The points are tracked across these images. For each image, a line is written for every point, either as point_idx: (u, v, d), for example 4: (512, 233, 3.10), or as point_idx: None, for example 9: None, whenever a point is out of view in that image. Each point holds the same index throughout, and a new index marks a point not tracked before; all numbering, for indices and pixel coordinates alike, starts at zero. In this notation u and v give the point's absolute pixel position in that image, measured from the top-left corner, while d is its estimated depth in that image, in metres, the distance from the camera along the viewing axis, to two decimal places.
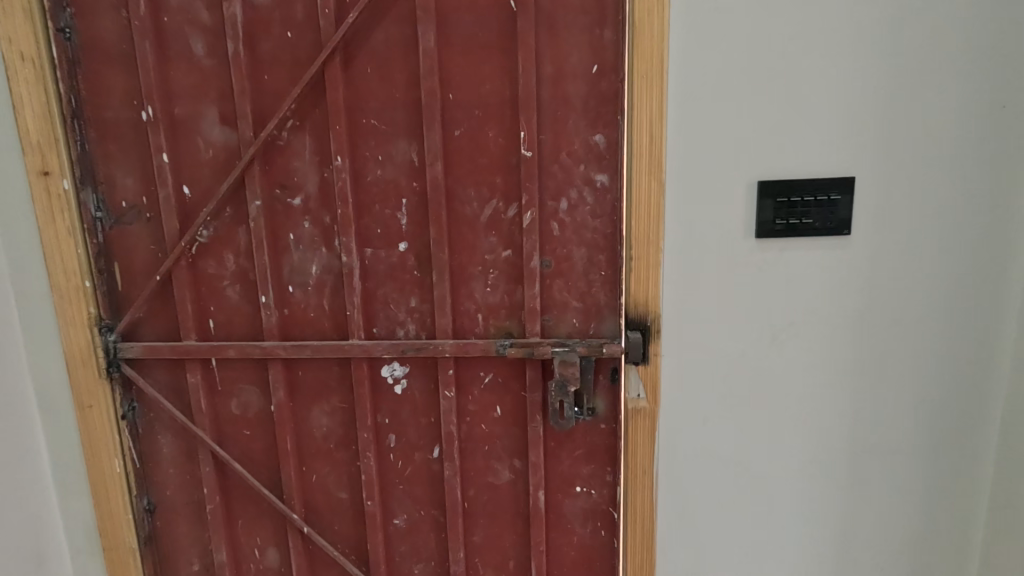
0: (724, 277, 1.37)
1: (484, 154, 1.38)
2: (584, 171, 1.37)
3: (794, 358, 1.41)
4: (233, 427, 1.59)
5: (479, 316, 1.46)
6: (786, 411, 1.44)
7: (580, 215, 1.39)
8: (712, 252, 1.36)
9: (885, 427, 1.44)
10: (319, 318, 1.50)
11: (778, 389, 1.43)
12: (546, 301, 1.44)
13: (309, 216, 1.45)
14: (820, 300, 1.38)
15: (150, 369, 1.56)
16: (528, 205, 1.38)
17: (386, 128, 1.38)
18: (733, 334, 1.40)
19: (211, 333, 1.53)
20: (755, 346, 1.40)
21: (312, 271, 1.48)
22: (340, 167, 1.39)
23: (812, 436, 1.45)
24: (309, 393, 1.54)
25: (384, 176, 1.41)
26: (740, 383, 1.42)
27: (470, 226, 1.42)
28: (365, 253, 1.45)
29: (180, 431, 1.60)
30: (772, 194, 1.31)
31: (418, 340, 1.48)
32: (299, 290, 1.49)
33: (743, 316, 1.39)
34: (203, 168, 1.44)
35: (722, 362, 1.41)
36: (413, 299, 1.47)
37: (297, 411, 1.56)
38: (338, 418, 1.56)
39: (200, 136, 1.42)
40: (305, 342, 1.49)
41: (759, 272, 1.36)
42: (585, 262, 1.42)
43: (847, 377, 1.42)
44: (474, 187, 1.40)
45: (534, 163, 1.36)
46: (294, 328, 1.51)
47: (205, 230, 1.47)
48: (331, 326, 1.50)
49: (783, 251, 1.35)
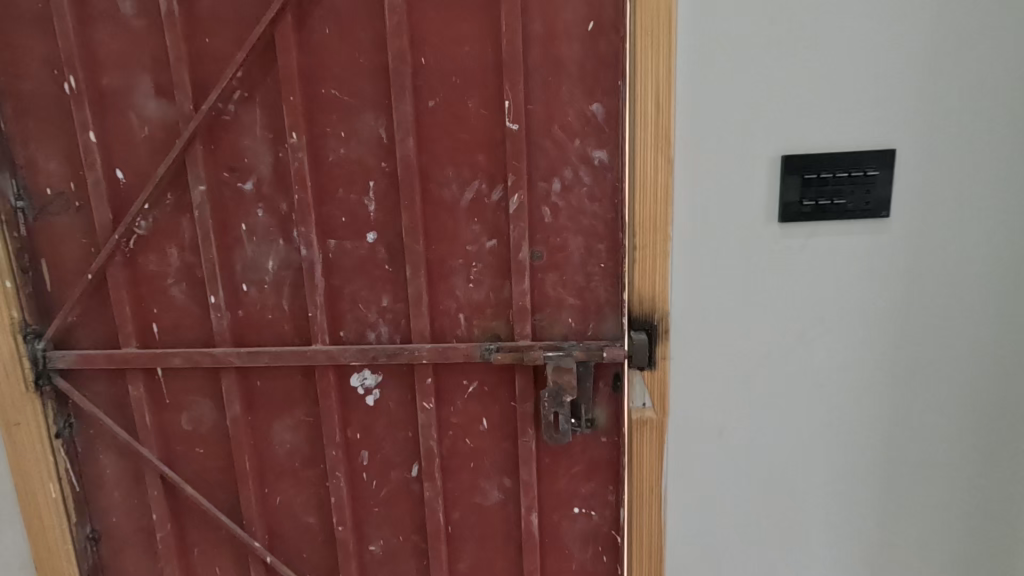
0: (743, 268, 1.18)
1: (463, 128, 1.18)
2: (579, 147, 1.18)
3: (823, 359, 1.23)
4: (184, 445, 1.40)
5: (461, 316, 1.28)
6: (813, 420, 1.26)
7: (576, 199, 1.21)
8: (729, 239, 1.17)
9: (922, 435, 1.27)
10: (278, 321, 1.31)
11: (803, 395, 1.25)
12: (538, 298, 1.25)
13: (263, 202, 1.25)
14: (852, 293, 1.20)
15: (87, 381, 1.36)
16: (515, 187, 1.19)
17: (349, 99, 1.18)
18: (753, 333, 1.22)
19: (154, 338, 1.33)
20: (778, 347, 1.22)
21: (269, 267, 1.28)
22: (296, 146, 1.19)
23: (842, 447, 1.28)
24: (269, 406, 1.35)
25: (349, 156, 1.21)
26: (760, 389, 1.25)
27: (448, 213, 1.23)
28: (328, 245, 1.26)
29: (124, 450, 1.40)
30: (798, 171, 1.13)
31: (392, 344, 1.29)
32: (255, 288, 1.30)
33: (765, 312, 1.21)
34: (138, 148, 1.24)
35: (740, 365, 1.23)
36: (385, 298, 1.28)
37: (256, 427, 1.37)
38: (303, 433, 1.37)
39: (134, 111, 1.22)
40: (262, 348, 1.30)
41: (783, 261, 1.18)
42: (582, 253, 1.23)
43: (882, 380, 1.24)
44: (452, 167, 1.20)
45: (522, 137, 1.16)
46: (250, 333, 1.32)
47: (143, 220, 1.27)
48: (291, 330, 1.31)
49: (810, 237, 1.17)
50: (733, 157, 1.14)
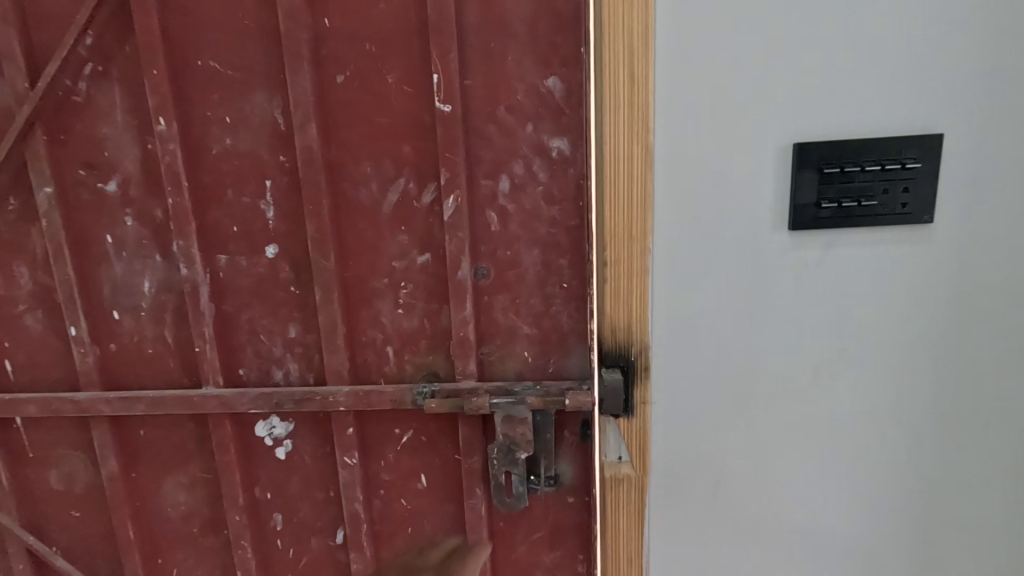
0: (741, 286, 0.92)
1: (382, 111, 0.92)
2: (532, 133, 0.91)
3: (844, 402, 0.96)
4: (55, 507, 1.13)
5: (389, 349, 1.01)
6: (833, 478, 0.99)
7: (530, 201, 0.94)
8: (724, 251, 0.90)
9: (974, 498, 0.99)
10: (160, 357, 1.04)
11: (819, 446, 0.98)
12: (485, 327, 0.99)
13: (131, 208, 0.98)
14: (883, 318, 0.93)
15: None
16: (450, 187, 0.92)
17: (233, 74, 0.91)
18: (755, 368, 0.95)
19: (8, 379, 1.06)
20: (787, 386, 0.96)
21: (144, 290, 1.01)
22: (164, 134, 0.92)
23: (870, 511, 1.01)
24: (156, 461, 1.09)
25: (237, 148, 0.94)
26: (764, 439, 0.98)
27: (368, 220, 0.96)
28: (217, 261, 0.99)
29: None
30: (815, 163, 0.86)
31: (302, 386, 1.02)
32: (129, 317, 1.02)
33: (769, 342, 0.94)
34: None
35: (737, 409, 0.97)
36: (293, 327, 1.01)
37: (141, 487, 1.10)
38: (200, 493, 1.10)
39: None
40: (139, 393, 1.03)
41: (793, 278, 0.91)
42: (539, 270, 0.97)
43: (922, 428, 0.97)
44: (370, 160, 0.94)
45: (456, 122, 0.89)
46: (126, 372, 1.05)
47: None
48: (177, 368, 1.04)
49: (830, 246, 0.90)
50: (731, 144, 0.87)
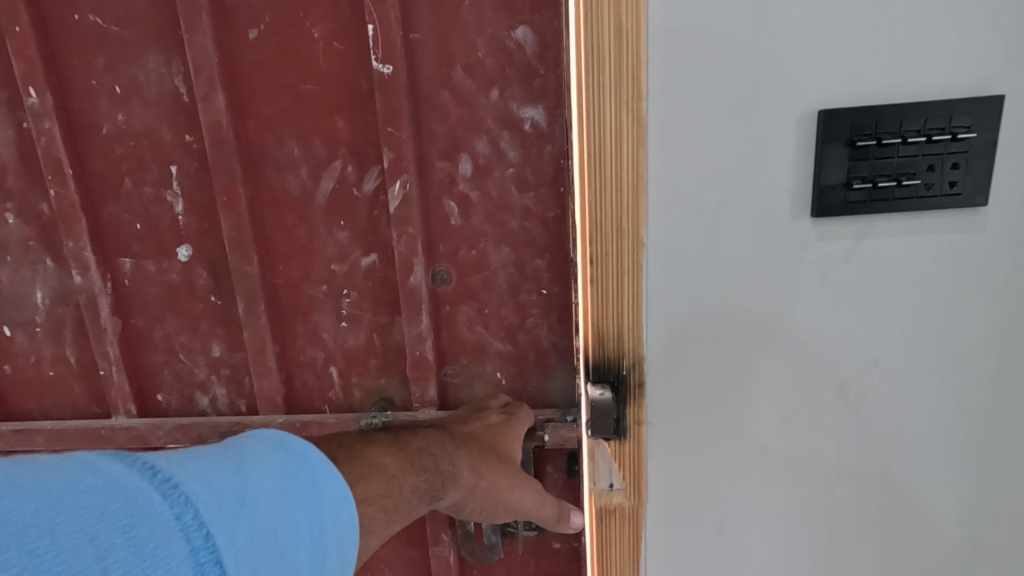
0: (747, 289, 0.71)
1: (307, 75, 0.73)
2: (497, 101, 0.72)
3: (877, 435, 0.75)
4: None
5: (334, 370, 0.84)
6: (858, 527, 0.79)
7: (498, 186, 0.75)
8: (724, 245, 0.69)
9: None
10: (61, 382, 0.87)
11: (843, 488, 0.77)
12: (448, 343, 0.81)
13: (11, 202, 0.79)
14: (931, 330, 0.71)
15: None
16: (395, 170, 0.72)
17: (118, 31, 0.72)
18: (762, 394, 0.75)
19: None
20: (804, 416, 0.75)
21: (36, 302, 0.83)
22: (36, 110, 0.73)
23: (902, 567, 0.80)
24: None
25: (131, 126, 0.76)
26: (774, 480, 0.78)
27: (299, 214, 0.78)
28: (120, 266, 0.81)
29: None
30: (845, 135, 0.64)
31: (230, 416, 0.85)
32: (22, 334, 0.85)
33: (781, 360, 0.73)
34: None
35: (741, 445, 0.76)
36: (215, 345, 0.83)
37: None
38: None
39: None
40: (37, 424, 0.86)
41: (814, 279, 0.70)
42: (512, 273, 0.78)
43: (977, 468, 0.76)
44: (296, 139, 0.75)
45: (398, 87, 0.70)
46: (26, 398, 0.88)
47: None
48: (82, 395, 0.87)
49: (862, 236, 0.68)
50: (739, 109, 0.65)
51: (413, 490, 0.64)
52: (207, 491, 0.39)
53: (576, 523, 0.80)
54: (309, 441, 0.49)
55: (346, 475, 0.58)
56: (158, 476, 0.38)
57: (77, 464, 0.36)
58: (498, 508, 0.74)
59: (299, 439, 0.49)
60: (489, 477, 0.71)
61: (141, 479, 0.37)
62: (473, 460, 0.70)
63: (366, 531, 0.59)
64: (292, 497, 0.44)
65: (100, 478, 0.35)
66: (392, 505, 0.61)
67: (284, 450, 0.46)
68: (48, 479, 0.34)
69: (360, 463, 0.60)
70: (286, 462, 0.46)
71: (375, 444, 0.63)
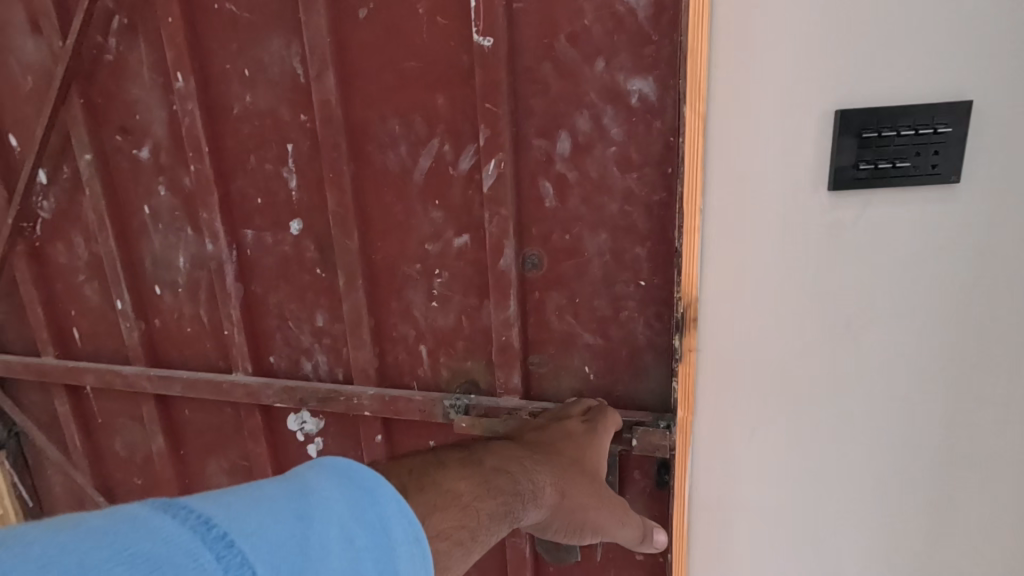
0: (806, 261, 0.62)
1: (411, 51, 0.72)
2: (602, 73, 0.66)
3: (886, 435, 0.66)
4: (121, 472, 1.14)
5: (423, 348, 0.84)
6: (850, 539, 0.70)
7: (598, 166, 0.69)
8: (713, 215, 0.63)
9: None
10: (196, 337, 0.98)
11: (839, 492, 0.68)
12: (535, 330, 0.78)
13: (163, 175, 0.90)
14: (955, 320, 0.61)
15: (24, 390, 1.14)
16: (491, 148, 0.70)
17: (250, 16, 0.78)
18: (790, 380, 0.66)
19: (76, 347, 1.07)
20: (801, 408, 0.67)
21: (179, 265, 0.94)
22: (182, 92, 0.81)
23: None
24: (200, 442, 1.04)
25: (257, 106, 0.81)
26: (792, 478, 0.69)
27: (397, 192, 0.79)
28: (243, 236, 0.88)
29: (64, 473, 1.18)
30: (839, 126, 0.58)
31: (328, 383, 0.89)
32: (168, 292, 0.97)
33: (811, 341, 0.64)
34: (26, 104, 0.94)
35: (728, 436, 0.69)
36: (320, 315, 0.88)
37: (188, 465, 1.07)
38: (241, 480, 1.05)
39: (13, 56, 0.92)
40: (176, 372, 0.98)
41: (811, 252, 0.62)
42: (608, 261, 0.72)
43: (993, 490, 0.65)
44: (398, 116, 0.75)
45: (498, 61, 0.67)
46: (169, 349, 1.00)
47: (46, 200, 0.99)
48: (212, 350, 0.97)
49: (866, 208, 0.60)
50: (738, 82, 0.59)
51: (494, 518, 0.51)
52: (260, 554, 0.33)
53: (663, 542, 0.72)
54: (378, 471, 0.41)
55: (419, 506, 0.46)
56: (207, 535, 0.32)
57: (126, 518, 0.32)
58: (584, 530, 0.65)
59: (368, 472, 0.41)
60: (576, 495, 0.62)
61: (187, 540, 0.32)
62: (555, 474, 0.60)
63: (443, 575, 0.46)
64: (362, 547, 0.37)
65: (145, 540, 0.31)
66: (471, 536, 0.48)
67: (351, 485, 0.39)
68: (91, 536, 0.31)
69: (432, 492, 0.48)
70: (353, 500, 0.38)
71: (448, 466, 0.52)
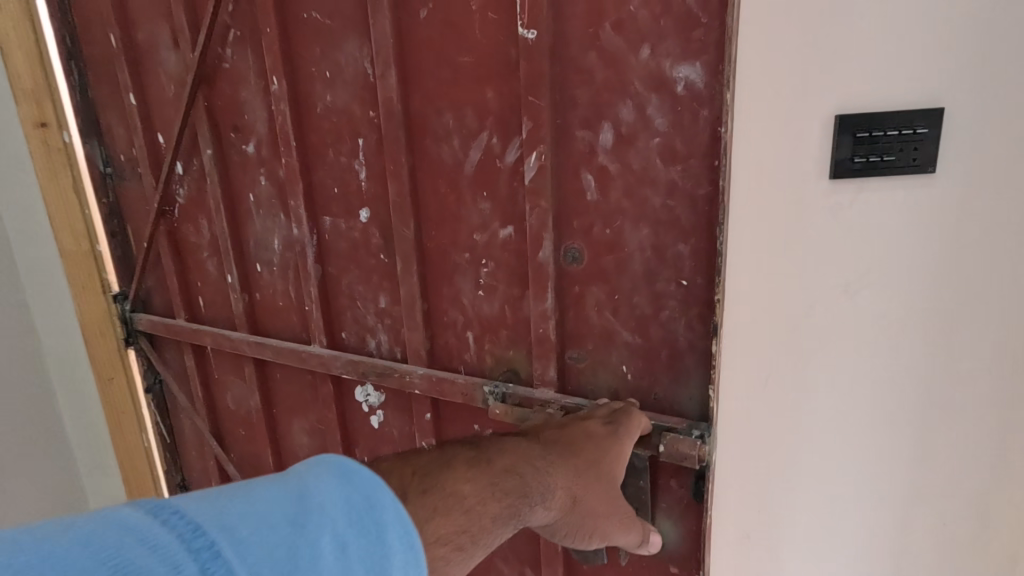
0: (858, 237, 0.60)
1: (465, 47, 0.75)
2: (647, 60, 0.63)
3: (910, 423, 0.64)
4: (230, 422, 1.33)
5: (470, 335, 0.87)
6: (853, 528, 0.68)
7: (640, 159, 0.66)
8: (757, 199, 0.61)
9: None
10: (284, 311, 1.11)
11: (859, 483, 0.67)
12: (572, 324, 0.77)
13: (264, 167, 1.03)
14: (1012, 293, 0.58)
15: (163, 346, 1.38)
16: (532, 140, 0.70)
17: (331, 23, 0.86)
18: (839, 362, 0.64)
19: (200, 313, 1.27)
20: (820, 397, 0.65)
21: (274, 246, 1.07)
22: (277, 95, 0.93)
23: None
24: (287, 404, 1.18)
25: (335, 104, 0.90)
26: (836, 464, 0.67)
27: (450, 183, 0.82)
28: (323, 223, 0.98)
29: (189, 418, 1.40)
30: (835, 125, 0.57)
31: (387, 360, 0.96)
32: (266, 269, 1.11)
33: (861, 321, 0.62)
34: (169, 108, 1.13)
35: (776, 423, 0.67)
36: (382, 297, 0.95)
37: (278, 423, 1.22)
38: (318, 440, 1.17)
39: (162, 69, 1.11)
40: (269, 340, 1.12)
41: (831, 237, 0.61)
42: (649, 258, 0.69)
43: (998, 476, 0.63)
44: (452, 110, 0.79)
45: (541, 53, 0.67)
46: (266, 320, 1.15)
47: (182, 188, 1.18)
48: (294, 323, 1.10)
49: (859, 194, 0.58)
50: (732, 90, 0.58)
51: (498, 520, 0.52)
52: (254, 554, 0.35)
53: (658, 543, 0.72)
54: (377, 474, 0.42)
55: (420, 510, 0.46)
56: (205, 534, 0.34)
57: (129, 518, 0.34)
58: (594, 537, 0.65)
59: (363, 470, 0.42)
60: (586, 505, 0.62)
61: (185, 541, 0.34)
62: (569, 479, 0.61)
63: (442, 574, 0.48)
64: (354, 555, 0.38)
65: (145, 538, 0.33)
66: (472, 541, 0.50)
67: (347, 483, 0.41)
68: (71, 546, 0.32)
69: (436, 498, 0.48)
70: (346, 500, 0.40)
71: (456, 466, 0.52)
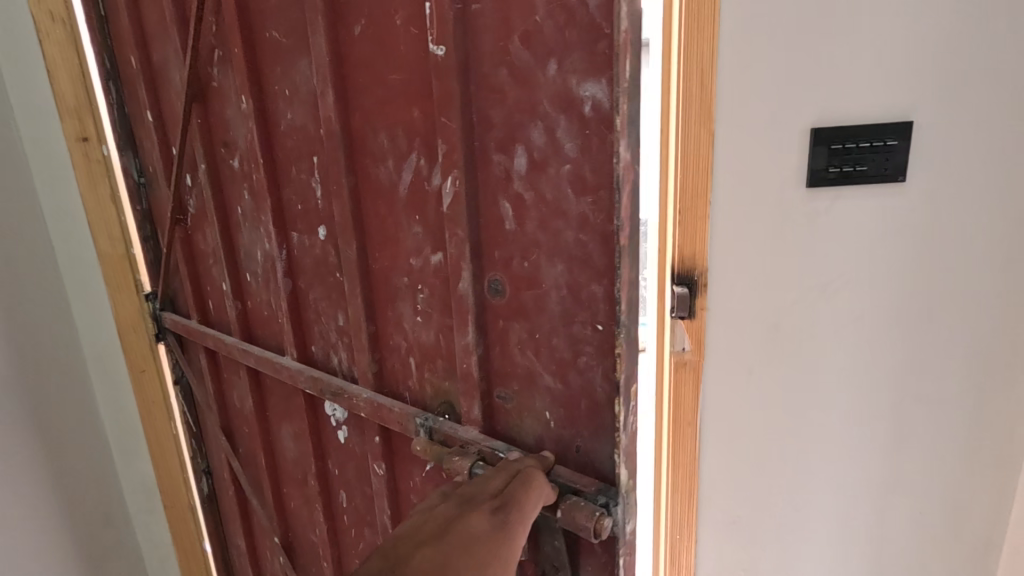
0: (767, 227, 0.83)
1: (391, 62, 0.71)
2: (555, 77, 0.56)
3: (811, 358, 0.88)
4: (235, 419, 1.40)
5: (411, 361, 0.84)
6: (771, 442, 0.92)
7: (551, 187, 0.59)
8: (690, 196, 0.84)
9: None
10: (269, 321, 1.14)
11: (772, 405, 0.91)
12: (498, 360, 0.71)
13: (247, 181, 1.06)
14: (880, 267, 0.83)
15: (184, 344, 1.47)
16: (447, 165, 0.65)
17: (287, 40, 0.85)
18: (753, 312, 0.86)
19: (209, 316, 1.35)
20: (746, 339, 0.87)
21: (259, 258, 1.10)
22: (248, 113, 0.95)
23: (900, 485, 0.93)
24: (276, 410, 1.21)
25: (295, 122, 0.90)
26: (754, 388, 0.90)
27: (387, 205, 0.79)
28: (291, 238, 0.99)
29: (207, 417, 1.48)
30: (809, 138, 0.78)
31: (343, 379, 0.96)
32: (254, 279, 1.14)
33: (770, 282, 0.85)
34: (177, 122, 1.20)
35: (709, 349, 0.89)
36: (340, 316, 0.95)
37: (269, 426, 1.26)
38: (299, 448, 1.19)
39: (172, 87, 1.18)
40: (254, 347, 1.16)
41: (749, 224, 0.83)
42: (562, 295, 0.62)
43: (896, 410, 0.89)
44: (386, 129, 0.75)
45: (451, 72, 0.62)
46: (255, 327, 1.19)
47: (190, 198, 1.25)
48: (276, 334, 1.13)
49: (834, 201, 0.81)
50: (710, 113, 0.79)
51: None
52: None
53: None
54: None
55: None
56: None
57: None
58: None
59: None
60: None
61: None
62: None
63: None
64: None
65: None
66: None
67: None
68: None
69: None
70: None
71: None
